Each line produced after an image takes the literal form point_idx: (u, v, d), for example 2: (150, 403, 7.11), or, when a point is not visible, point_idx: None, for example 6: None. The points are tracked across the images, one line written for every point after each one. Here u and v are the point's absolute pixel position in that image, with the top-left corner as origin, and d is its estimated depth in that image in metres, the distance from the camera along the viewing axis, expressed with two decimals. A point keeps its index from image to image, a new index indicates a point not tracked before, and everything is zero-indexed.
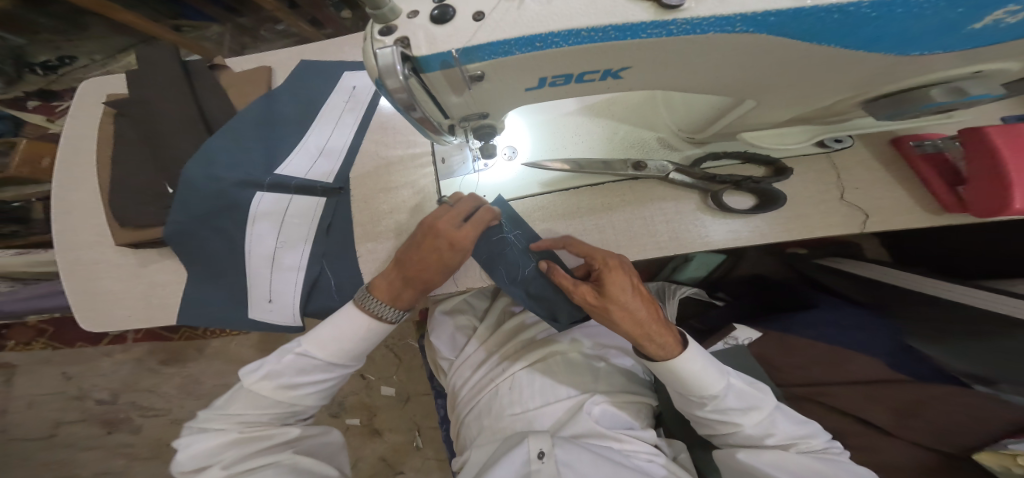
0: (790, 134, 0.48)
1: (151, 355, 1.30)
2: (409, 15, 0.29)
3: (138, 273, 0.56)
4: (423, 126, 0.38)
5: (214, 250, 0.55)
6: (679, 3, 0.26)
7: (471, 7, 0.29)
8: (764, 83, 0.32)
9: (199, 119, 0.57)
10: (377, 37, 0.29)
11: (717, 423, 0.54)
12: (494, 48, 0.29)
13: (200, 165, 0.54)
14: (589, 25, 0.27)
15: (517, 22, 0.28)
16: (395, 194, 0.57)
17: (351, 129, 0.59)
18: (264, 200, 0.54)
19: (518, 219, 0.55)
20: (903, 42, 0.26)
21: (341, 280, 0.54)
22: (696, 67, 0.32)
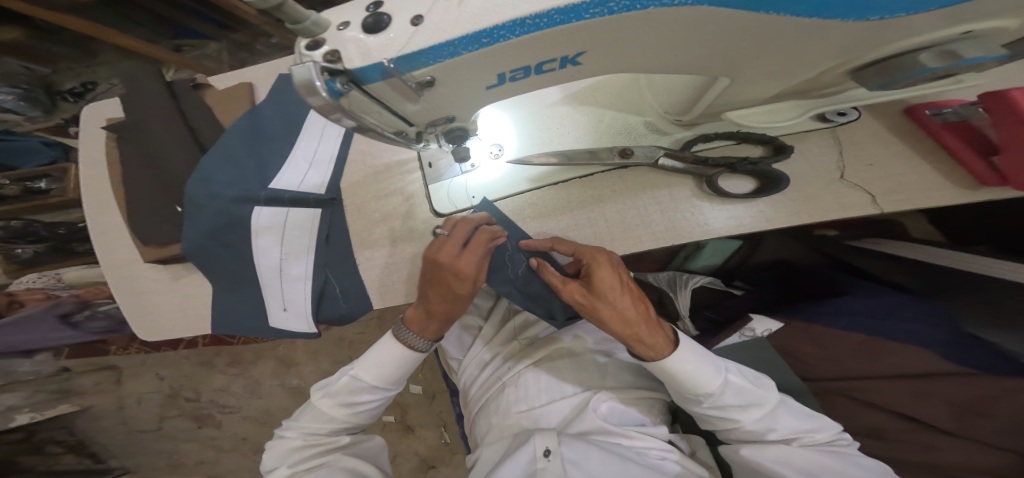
0: (779, 110, 0.41)
1: (208, 357, 1.45)
2: (339, 26, 0.29)
3: (173, 286, 0.62)
4: (382, 134, 0.38)
5: (227, 264, 0.58)
6: None
7: (409, 12, 0.29)
8: (728, 58, 0.29)
9: (193, 139, 0.60)
10: (305, 52, 0.29)
11: (720, 424, 0.51)
12: (437, 51, 0.28)
13: (202, 185, 0.57)
14: (532, 12, 0.25)
15: (458, 20, 0.27)
16: (387, 201, 0.59)
17: (336, 141, 0.61)
18: (263, 215, 0.57)
19: (508, 221, 0.53)
20: (859, 4, 0.22)
21: (346, 287, 0.57)
22: (645, 47, 0.29)
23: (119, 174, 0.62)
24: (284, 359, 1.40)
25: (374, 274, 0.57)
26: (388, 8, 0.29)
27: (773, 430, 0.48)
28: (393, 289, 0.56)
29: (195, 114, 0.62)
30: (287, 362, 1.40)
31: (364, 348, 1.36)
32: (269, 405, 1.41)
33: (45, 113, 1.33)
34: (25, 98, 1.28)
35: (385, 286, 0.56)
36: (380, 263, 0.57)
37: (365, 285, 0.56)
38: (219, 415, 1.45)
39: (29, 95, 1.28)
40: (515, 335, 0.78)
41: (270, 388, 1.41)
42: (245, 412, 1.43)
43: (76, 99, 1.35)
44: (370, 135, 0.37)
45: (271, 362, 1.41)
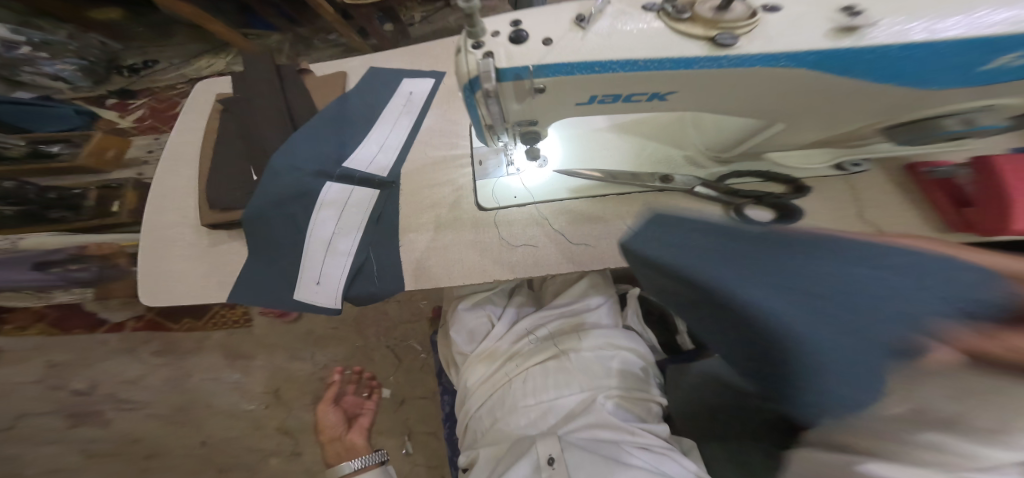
0: (812, 155, 0.53)
1: (138, 347, 1.47)
2: (492, 35, 0.36)
3: (209, 252, 0.61)
4: (483, 122, 0.42)
5: (278, 233, 0.60)
6: (731, 42, 0.31)
7: (543, 34, 0.35)
8: (795, 107, 0.37)
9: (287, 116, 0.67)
10: (470, 50, 0.36)
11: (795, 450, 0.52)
12: (558, 69, 0.34)
13: (285, 156, 0.62)
14: (645, 57, 0.32)
15: (580, 50, 0.33)
16: (437, 191, 0.62)
17: (405, 131, 0.67)
18: (332, 189, 0.61)
19: (542, 214, 0.59)
20: (917, 79, 0.32)
21: (384, 267, 0.58)
22: (737, 97, 0.36)
23: (212, 139, 0.68)
24: (237, 352, 1.45)
25: (414, 256, 0.59)
26: (528, 27, 0.35)
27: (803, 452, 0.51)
28: (430, 273, 0.57)
29: (292, 90, 0.69)
30: (236, 355, 1.44)
31: (332, 343, 1.43)
32: (195, 401, 1.41)
33: (95, 82, 1.61)
34: (83, 69, 1.57)
35: (423, 268, 0.58)
36: (421, 247, 0.59)
37: (402, 267, 0.58)
38: (114, 412, 1.42)
39: (90, 67, 1.59)
40: (523, 334, 0.78)
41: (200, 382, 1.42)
42: (155, 408, 1.41)
43: (129, 74, 1.67)
44: (472, 116, 0.42)
45: (217, 353, 1.45)
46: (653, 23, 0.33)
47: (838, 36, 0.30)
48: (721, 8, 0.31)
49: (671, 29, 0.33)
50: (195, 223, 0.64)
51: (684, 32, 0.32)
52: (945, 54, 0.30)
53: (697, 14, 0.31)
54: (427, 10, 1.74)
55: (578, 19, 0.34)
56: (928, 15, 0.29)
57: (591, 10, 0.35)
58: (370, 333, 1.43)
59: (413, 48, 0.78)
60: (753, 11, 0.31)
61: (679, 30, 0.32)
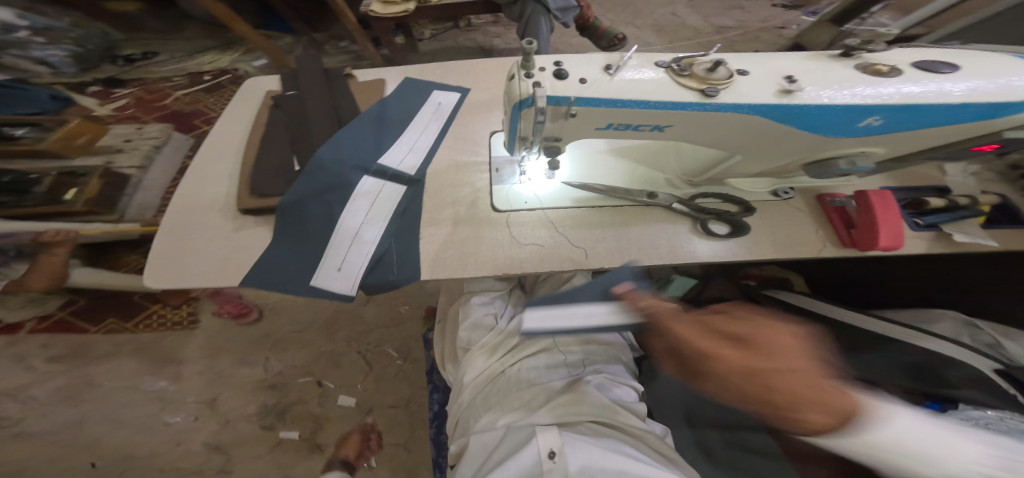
0: (758, 183, 0.70)
1: (40, 347, 1.33)
2: (539, 69, 0.46)
3: (230, 236, 0.63)
4: (515, 131, 0.50)
5: (308, 220, 0.64)
6: (714, 94, 0.44)
7: (577, 75, 0.46)
8: (749, 145, 0.52)
9: (334, 118, 0.75)
10: (523, 78, 0.45)
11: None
12: (589, 101, 0.45)
13: (330, 150, 0.70)
14: (658, 99, 0.44)
15: (608, 88, 0.44)
16: (456, 191, 0.69)
17: (433, 135, 0.76)
18: (367, 183, 0.68)
19: (550, 224, 0.67)
20: (827, 128, 0.47)
21: (404, 256, 0.62)
22: (715, 132, 0.49)
23: (261, 132, 0.75)
24: (170, 356, 1.34)
25: (432, 249, 0.63)
26: (567, 67, 0.46)
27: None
28: (445, 264, 0.62)
29: (338, 93, 0.79)
30: (170, 359, 1.34)
31: (293, 347, 1.38)
32: (98, 412, 1.24)
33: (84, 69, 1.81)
34: (73, 56, 1.74)
35: (440, 259, 0.62)
36: (439, 241, 0.64)
37: (421, 257, 0.62)
38: None
39: (83, 54, 1.77)
40: (521, 327, 0.83)
41: (112, 390, 1.28)
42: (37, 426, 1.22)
43: (124, 63, 1.88)
44: (506, 124, 0.50)
45: (150, 356, 1.34)
46: (661, 76, 0.46)
47: (781, 95, 0.44)
48: (709, 70, 0.44)
49: (675, 81, 0.45)
50: (221, 209, 0.66)
51: (683, 85, 0.45)
52: (842, 113, 0.45)
53: (693, 73, 0.44)
54: (436, 29, 1.90)
55: (606, 66, 0.46)
56: (837, 88, 0.45)
57: (616, 62, 0.47)
58: (342, 336, 1.40)
59: (440, 65, 0.88)
60: (731, 74, 0.45)
61: (680, 82, 0.45)
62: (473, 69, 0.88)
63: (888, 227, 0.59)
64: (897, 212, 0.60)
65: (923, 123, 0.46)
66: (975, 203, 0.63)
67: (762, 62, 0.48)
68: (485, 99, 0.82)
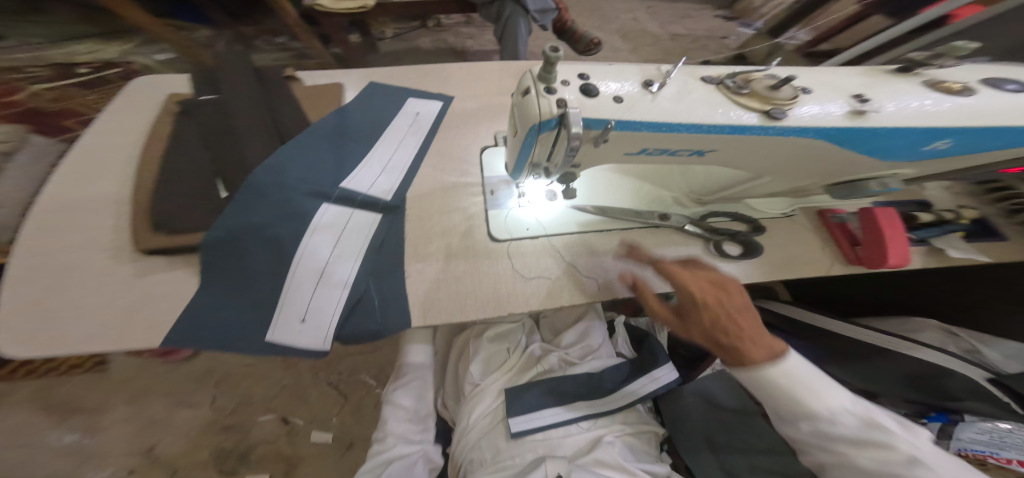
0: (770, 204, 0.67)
1: None
2: (562, 82, 0.38)
3: (131, 284, 0.49)
4: (525, 153, 0.41)
5: (256, 260, 0.51)
6: (778, 117, 0.39)
7: (610, 93, 0.38)
8: (789, 167, 0.48)
9: (273, 131, 0.62)
10: (542, 93, 0.37)
11: (783, 401, 0.45)
12: (629, 124, 0.38)
13: (270, 172, 0.56)
14: (711, 122, 0.38)
15: (651, 111, 0.38)
16: (448, 218, 0.60)
17: (412, 151, 0.66)
18: (328, 213, 0.56)
19: (556, 253, 0.60)
20: (886, 151, 0.44)
21: (387, 299, 0.52)
22: (761, 155, 0.44)
23: (166, 143, 0.59)
24: (75, 406, 1.10)
25: (421, 289, 0.54)
26: (595, 82, 0.39)
27: (832, 422, 0.43)
28: (439, 306, 0.52)
29: (276, 99, 0.66)
30: (73, 409, 1.10)
31: (244, 382, 1.19)
32: None
33: None
34: None
35: (433, 301, 0.53)
36: (431, 277, 0.55)
37: (409, 301, 0.52)
38: None
39: None
40: (534, 363, 0.77)
41: None
42: None
43: None
44: (515, 145, 0.42)
45: (46, 408, 1.09)
46: (718, 94, 0.40)
47: (854, 116, 0.41)
48: (771, 89, 0.39)
49: (731, 101, 0.40)
50: (113, 248, 0.51)
51: (744, 105, 0.40)
52: (909, 136, 0.42)
53: (754, 91, 0.40)
54: (401, 28, 1.76)
55: (645, 83, 0.40)
56: (910, 109, 0.41)
57: (659, 79, 0.41)
58: (304, 367, 1.23)
59: (414, 69, 0.78)
60: (795, 93, 0.40)
61: (740, 101, 0.40)
62: (454, 73, 0.78)
63: (896, 244, 0.58)
64: (902, 231, 0.59)
65: (986, 145, 0.44)
66: (957, 217, 0.66)
67: (823, 80, 0.44)
68: (472, 108, 0.73)
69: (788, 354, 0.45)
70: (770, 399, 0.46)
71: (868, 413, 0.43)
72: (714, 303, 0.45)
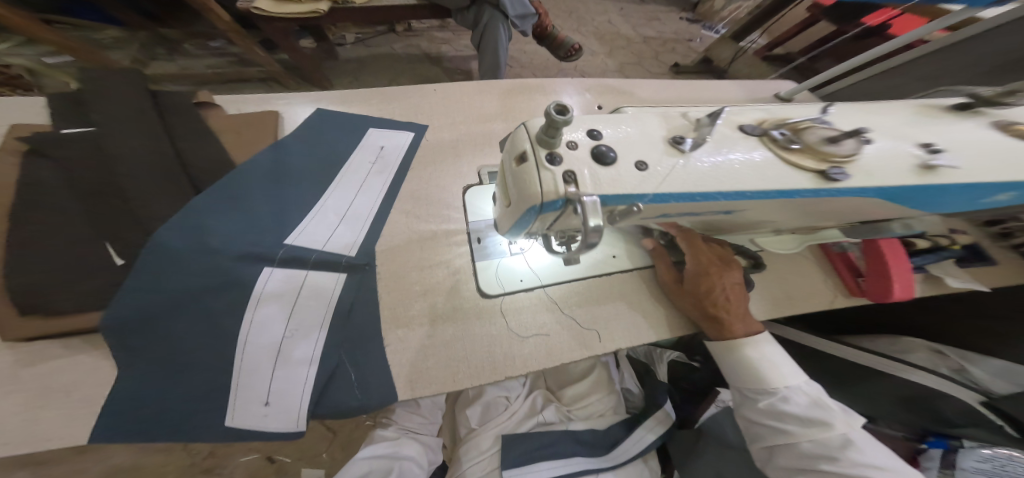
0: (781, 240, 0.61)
1: None
2: (569, 146, 0.31)
3: (14, 378, 0.39)
4: (523, 224, 0.34)
5: (186, 346, 0.42)
6: (837, 178, 0.34)
7: (632, 157, 0.32)
8: (820, 214, 0.45)
9: (178, 174, 0.50)
10: (546, 165, 0.30)
11: (745, 372, 0.53)
12: (658, 198, 0.31)
13: (188, 234, 0.46)
14: (758, 189, 0.33)
15: (686, 179, 0.32)
16: (430, 274, 0.53)
17: (378, 195, 0.57)
18: (273, 279, 0.47)
19: (553, 307, 0.55)
20: (945, 206, 0.40)
21: (364, 372, 0.46)
22: (800, 207, 0.40)
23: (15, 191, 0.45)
24: None
25: (406, 358, 0.48)
26: (609, 143, 0.32)
27: (785, 398, 0.50)
28: (430, 375, 0.47)
29: (186, 130, 0.54)
30: None
31: None
32: None
33: None
34: None
35: (423, 370, 0.47)
36: (415, 346, 0.49)
37: (393, 377, 0.46)
38: None
39: None
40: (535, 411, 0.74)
41: None
42: None
43: None
44: (512, 217, 0.34)
45: None
46: (763, 149, 0.35)
47: (925, 172, 0.36)
48: (827, 142, 0.34)
49: (779, 157, 0.35)
50: None
51: (795, 163, 0.35)
52: (974, 191, 0.38)
53: (808, 145, 0.35)
54: (361, 33, 1.63)
55: (673, 139, 0.33)
56: (967, 161, 0.38)
57: (693, 132, 0.35)
58: None
59: (377, 91, 0.68)
60: (857, 148, 0.35)
61: (793, 160, 0.35)
62: (426, 96, 0.69)
63: (900, 279, 0.56)
64: (906, 262, 0.58)
65: None
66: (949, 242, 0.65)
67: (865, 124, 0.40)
68: (449, 139, 0.65)
69: (760, 333, 0.55)
70: (737, 371, 0.54)
71: (818, 397, 0.50)
72: (718, 276, 0.53)
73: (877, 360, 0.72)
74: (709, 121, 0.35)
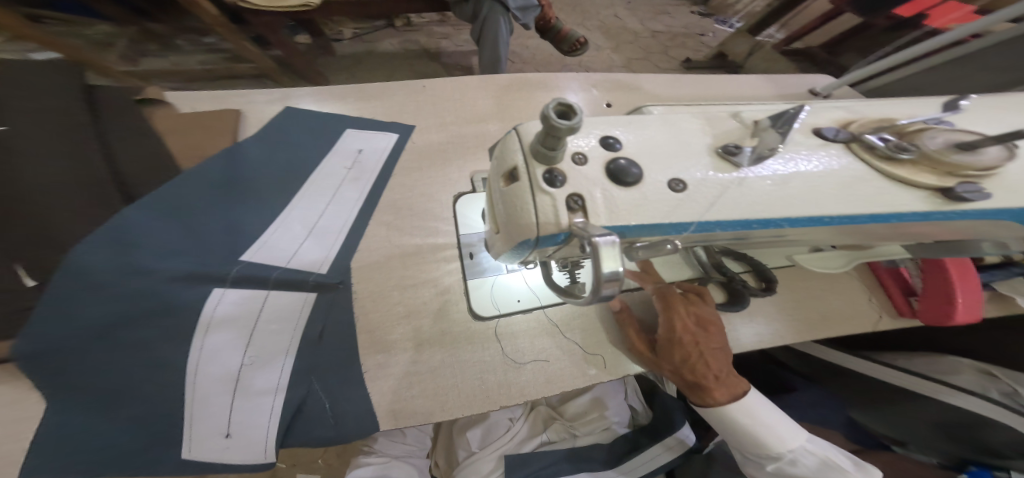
0: (829, 258, 0.54)
1: None
2: (575, 158, 0.24)
3: None
4: (514, 252, 0.27)
5: (121, 381, 0.37)
6: (967, 198, 0.26)
7: (665, 174, 0.25)
8: (907, 236, 0.37)
9: (107, 180, 0.44)
10: (542, 187, 0.23)
11: (743, 438, 0.45)
12: (701, 226, 0.25)
13: (117, 252, 0.40)
14: (854, 214, 0.26)
15: (744, 202, 0.25)
16: (414, 293, 0.47)
17: (353, 204, 0.51)
18: (226, 301, 0.41)
19: (553, 332, 0.48)
20: None
21: (338, 404, 0.41)
22: (893, 229, 0.33)
23: None
24: None
25: (388, 389, 0.42)
26: (627, 153, 0.25)
27: (794, 462, 0.43)
28: (415, 407, 0.42)
29: (126, 131, 0.49)
30: None
31: None
32: None
33: None
34: None
35: (406, 403, 0.42)
36: (398, 376, 0.43)
37: (375, 410, 0.41)
38: None
39: None
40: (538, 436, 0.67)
41: None
42: None
43: None
44: (504, 245, 0.28)
45: None
46: (851, 158, 0.28)
47: None
48: (960, 150, 0.27)
49: (877, 170, 0.27)
50: None
51: (905, 177, 0.27)
52: None
53: (925, 156, 0.27)
54: (360, 28, 1.57)
55: (724, 150, 0.26)
56: None
57: (750, 139, 0.27)
58: None
59: (359, 88, 0.62)
60: (995, 158, 0.27)
61: (908, 176, 0.27)
62: (413, 94, 0.63)
63: (967, 301, 0.48)
64: (975, 282, 0.49)
65: None
66: None
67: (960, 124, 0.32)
68: (437, 141, 0.59)
69: (747, 394, 0.45)
70: (733, 436, 0.45)
71: (826, 455, 0.43)
72: (693, 345, 0.41)
73: (913, 380, 0.60)
74: (775, 121, 0.27)
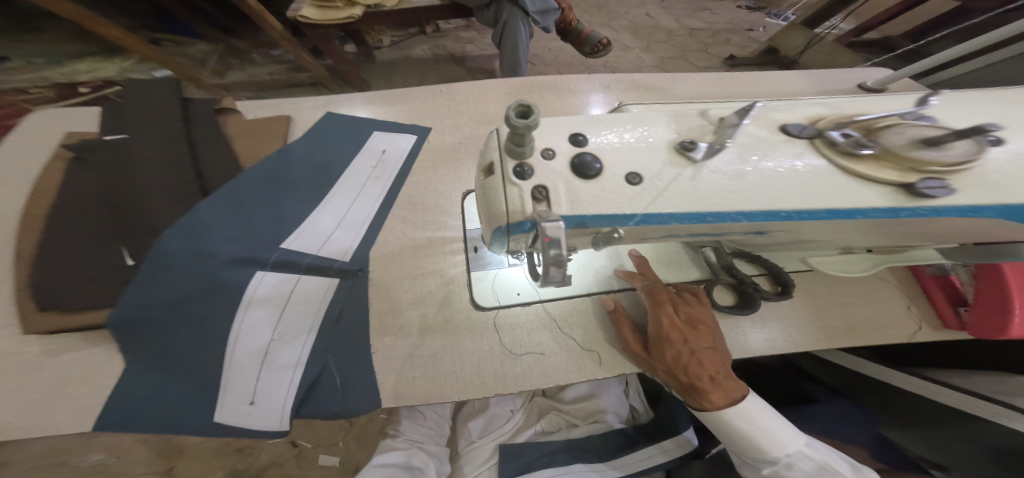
0: (853, 261, 0.49)
1: None
2: (545, 154, 0.26)
3: (41, 366, 0.44)
4: (497, 240, 0.30)
5: (179, 344, 0.45)
6: (933, 195, 0.26)
7: (623, 168, 0.27)
8: (907, 235, 0.36)
9: (192, 180, 0.53)
10: (511, 180, 0.25)
11: (738, 440, 0.44)
12: (652, 218, 0.26)
13: (186, 237, 0.49)
14: (815, 209, 0.26)
15: (701, 197, 0.26)
16: (422, 282, 0.51)
17: (374, 201, 0.56)
18: (265, 283, 0.48)
19: (551, 325, 0.50)
20: None
21: (347, 377, 0.46)
22: (884, 228, 0.32)
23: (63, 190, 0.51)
24: None
25: (392, 369, 0.46)
26: (596, 151, 0.27)
27: (790, 466, 0.42)
28: (413, 387, 0.45)
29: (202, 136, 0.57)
30: None
31: None
32: None
33: None
34: None
35: (407, 382, 0.46)
36: (401, 357, 0.47)
37: (377, 385, 0.45)
38: None
39: None
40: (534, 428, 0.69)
41: None
42: None
43: None
44: (487, 233, 0.30)
45: None
46: (813, 155, 0.28)
47: None
48: (921, 146, 0.27)
49: (838, 166, 0.27)
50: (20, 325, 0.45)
51: (864, 175, 0.27)
52: None
53: (888, 151, 0.27)
54: (397, 36, 1.67)
55: (680, 146, 0.27)
56: None
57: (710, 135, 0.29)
58: None
59: (387, 93, 0.68)
60: (965, 154, 0.27)
61: (878, 175, 0.27)
62: (434, 97, 0.67)
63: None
64: None
65: None
66: None
67: (955, 120, 0.30)
68: (454, 142, 0.63)
69: (747, 398, 0.44)
70: (729, 438, 0.44)
71: (825, 458, 0.42)
72: (681, 341, 0.42)
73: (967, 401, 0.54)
74: (737, 116, 0.28)
